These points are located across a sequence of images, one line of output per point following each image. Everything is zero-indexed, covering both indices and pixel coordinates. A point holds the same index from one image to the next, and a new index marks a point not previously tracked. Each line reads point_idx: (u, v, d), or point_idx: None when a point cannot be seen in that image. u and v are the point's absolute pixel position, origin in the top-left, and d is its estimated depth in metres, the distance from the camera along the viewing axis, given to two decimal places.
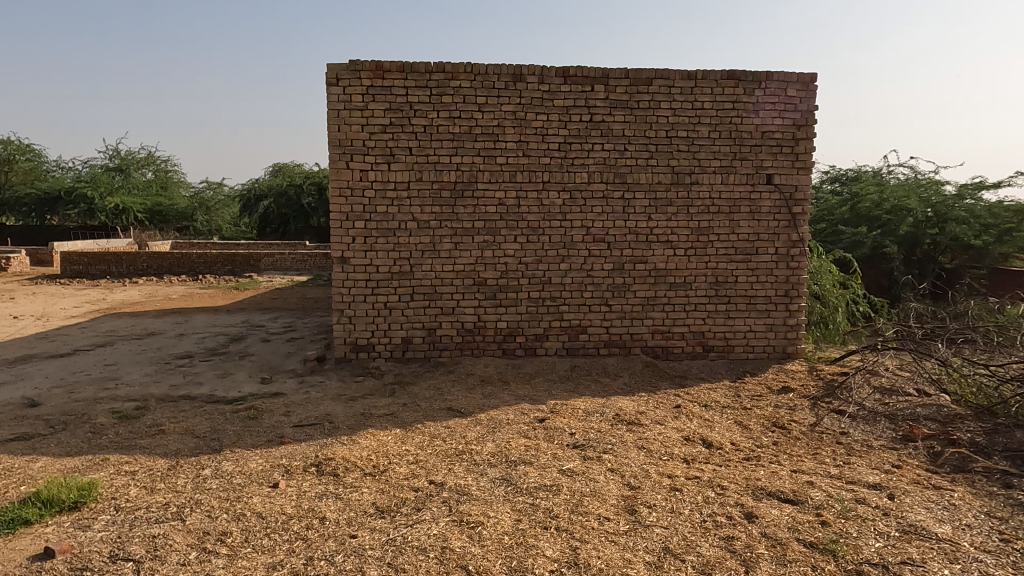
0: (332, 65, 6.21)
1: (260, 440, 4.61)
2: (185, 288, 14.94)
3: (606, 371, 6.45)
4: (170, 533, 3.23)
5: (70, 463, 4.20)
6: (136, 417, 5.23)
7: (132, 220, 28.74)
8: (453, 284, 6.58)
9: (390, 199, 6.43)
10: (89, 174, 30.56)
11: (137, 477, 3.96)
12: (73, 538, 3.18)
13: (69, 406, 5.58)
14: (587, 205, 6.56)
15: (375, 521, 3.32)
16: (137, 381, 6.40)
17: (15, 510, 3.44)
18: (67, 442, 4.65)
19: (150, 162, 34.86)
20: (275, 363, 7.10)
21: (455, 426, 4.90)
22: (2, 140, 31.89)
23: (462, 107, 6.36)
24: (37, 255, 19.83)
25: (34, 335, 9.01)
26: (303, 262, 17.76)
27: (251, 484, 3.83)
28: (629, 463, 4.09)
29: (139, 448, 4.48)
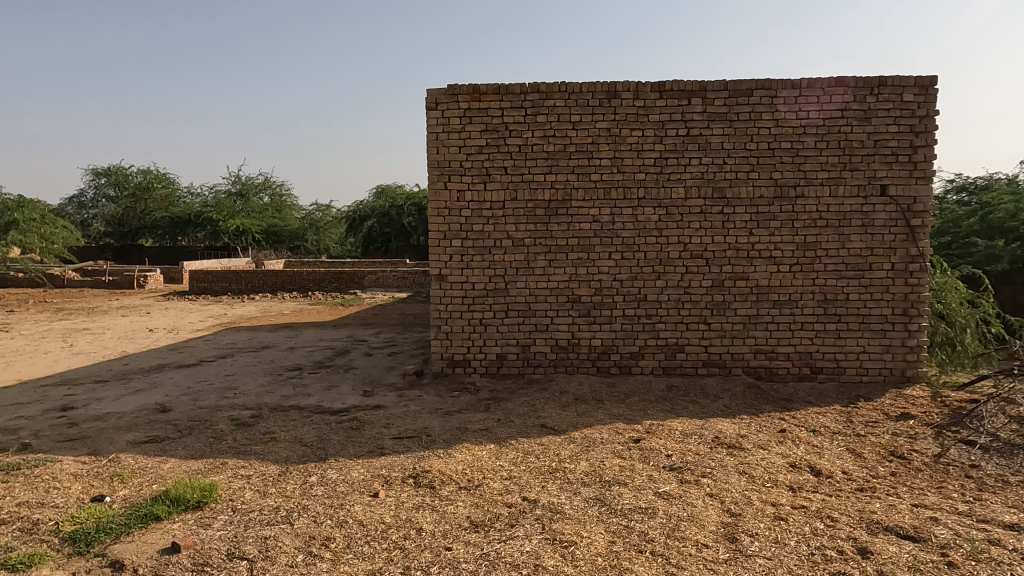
0: (432, 90, 6.48)
1: (363, 450, 4.82)
2: (297, 303, 15.89)
3: (705, 393, 6.23)
4: (280, 535, 3.43)
5: (195, 466, 4.57)
6: (252, 425, 5.60)
7: (251, 241, 30.99)
8: (548, 301, 6.61)
9: (487, 218, 6.57)
10: (215, 199, 33.39)
11: (252, 481, 4.24)
12: (196, 535, 3.45)
13: (195, 412, 6.06)
14: (684, 221, 6.42)
15: (469, 535, 3.37)
16: (253, 391, 6.86)
17: (148, 507, 3.78)
18: (192, 445, 5.05)
19: (267, 187, 37.60)
20: (377, 376, 7.40)
21: (549, 443, 4.90)
22: (143, 170, 35.74)
23: (557, 126, 6.43)
24: (169, 272, 21.84)
25: (166, 346, 9.89)
26: (404, 279, 18.43)
27: (354, 492, 4.01)
28: (729, 489, 3.93)
29: (254, 453, 4.81)
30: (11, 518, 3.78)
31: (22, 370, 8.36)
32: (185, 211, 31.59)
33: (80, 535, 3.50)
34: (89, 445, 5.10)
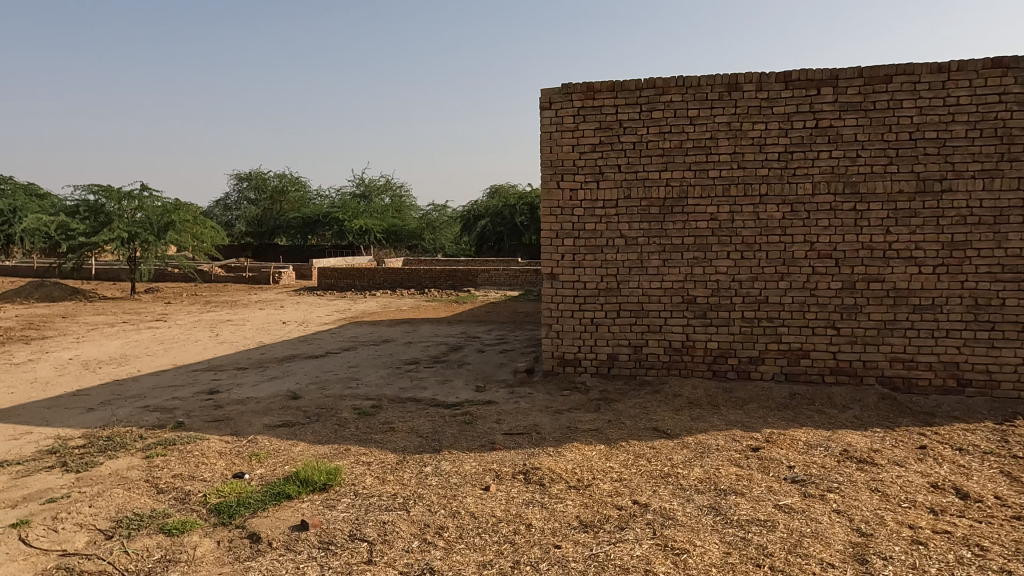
0: (546, 90, 6.53)
1: (475, 444, 4.94)
2: (415, 300, 16.58)
3: (833, 402, 5.82)
4: (397, 521, 3.59)
5: (322, 450, 4.89)
6: (372, 414, 5.90)
7: (372, 240, 32.67)
8: (662, 301, 6.45)
9: (599, 217, 6.52)
10: (341, 201, 35.53)
11: (372, 468, 4.48)
12: (322, 515, 3.70)
13: (322, 400, 6.48)
14: (811, 218, 6.04)
15: (578, 534, 3.36)
16: (373, 382, 7.23)
17: (280, 486, 4.10)
18: (319, 431, 5.41)
19: (388, 188, 39.51)
20: (489, 373, 7.56)
21: (661, 447, 4.78)
22: (279, 174, 38.76)
23: (673, 122, 6.26)
24: (301, 269, 23.51)
25: (297, 338, 10.66)
26: (516, 278, 18.70)
27: (466, 484, 4.12)
28: (859, 507, 3.65)
29: (374, 441, 5.07)
30: (167, 487, 4.24)
31: (177, 356, 9.33)
32: (314, 212, 33.87)
33: (224, 507, 3.86)
34: (231, 426, 5.60)
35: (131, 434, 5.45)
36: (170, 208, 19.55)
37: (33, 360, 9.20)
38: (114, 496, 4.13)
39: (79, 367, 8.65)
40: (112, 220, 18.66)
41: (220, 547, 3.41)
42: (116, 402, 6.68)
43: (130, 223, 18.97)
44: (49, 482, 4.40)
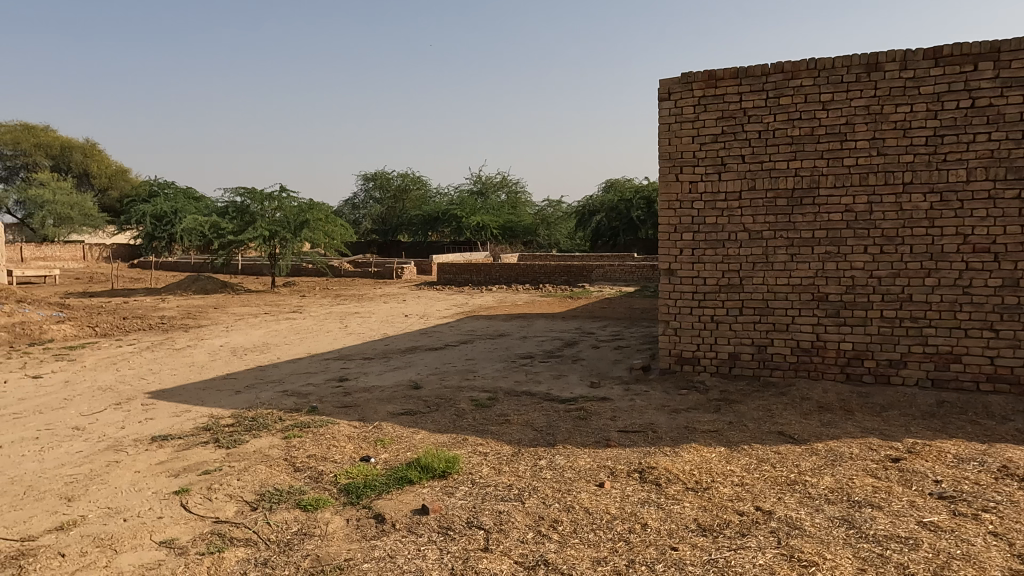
0: (665, 80, 6.37)
1: (590, 440, 4.93)
2: (530, 295, 16.76)
3: (989, 412, 5.22)
4: (513, 511, 3.66)
5: (441, 439, 5.08)
6: (489, 406, 6.05)
7: (489, 236, 33.35)
8: (789, 298, 6.09)
9: (720, 210, 6.27)
10: (459, 198, 36.58)
11: (488, 458, 4.59)
12: (442, 501, 3.84)
13: (441, 390, 6.72)
14: (965, 208, 5.46)
15: (696, 538, 3.26)
16: (490, 375, 7.40)
17: (403, 471, 4.31)
18: (439, 420, 5.62)
19: (504, 185, 40.19)
20: (604, 369, 7.49)
21: (787, 452, 4.53)
22: (402, 173, 40.57)
23: (803, 107, 5.89)
24: (421, 265, 24.50)
25: (418, 330, 11.13)
26: (632, 273, 18.40)
27: (581, 480, 4.12)
28: (1021, 530, 3.26)
29: (491, 432, 5.20)
30: (303, 466, 4.58)
31: (311, 345, 10.04)
32: (434, 210, 35.12)
33: (353, 488, 4.11)
34: (359, 413, 5.95)
35: (272, 416, 5.94)
36: (305, 207, 21.03)
37: (191, 346, 10.26)
38: (258, 471, 4.52)
39: (228, 353, 9.55)
40: (256, 219, 20.37)
41: (349, 525, 3.63)
42: (259, 386, 7.31)
43: (271, 222, 20.62)
44: (204, 455, 4.90)
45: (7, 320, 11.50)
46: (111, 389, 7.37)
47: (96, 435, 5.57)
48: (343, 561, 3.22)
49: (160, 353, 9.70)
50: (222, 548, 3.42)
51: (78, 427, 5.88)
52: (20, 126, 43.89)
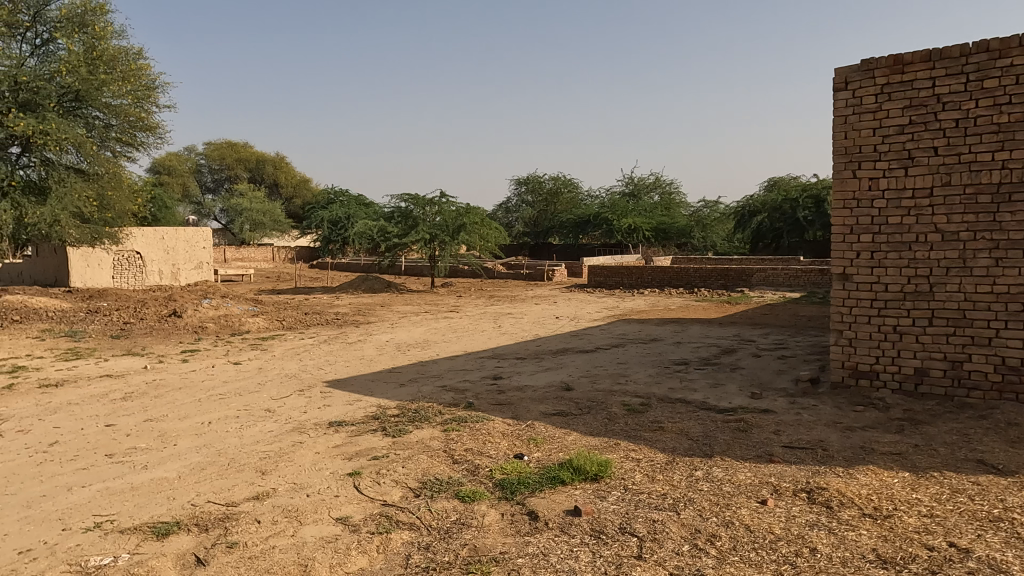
0: (841, 69, 5.90)
1: (750, 454, 4.66)
2: (684, 300, 16.21)
3: None
4: (667, 521, 3.57)
5: (592, 442, 5.07)
6: (642, 412, 5.94)
7: (641, 238, 32.76)
8: (992, 308, 5.33)
9: (906, 208, 5.66)
10: (611, 200, 36.33)
11: (641, 465, 4.51)
12: (594, 505, 3.83)
13: (593, 393, 6.71)
14: None
15: (874, 570, 2.96)
16: (643, 381, 7.26)
17: (555, 471, 4.36)
18: (590, 423, 5.62)
19: (657, 186, 39.33)
20: (766, 379, 7.05)
21: (989, 484, 3.97)
22: (554, 177, 41.17)
23: (1014, 90, 5.15)
24: (572, 267, 24.67)
25: (569, 332, 11.21)
26: (796, 278, 17.19)
27: (740, 495, 3.91)
28: None
29: (643, 439, 5.10)
30: (461, 459, 4.80)
31: (467, 343, 10.48)
32: (585, 213, 35.19)
33: (507, 483, 4.23)
34: (513, 411, 6.11)
35: (432, 409, 6.28)
36: (462, 211, 22.04)
37: (361, 341, 11.16)
38: (420, 460, 4.81)
39: (393, 348, 10.26)
40: (418, 223, 21.70)
41: (503, 518, 3.75)
42: (421, 380, 7.78)
43: (432, 225, 21.84)
44: (374, 442, 5.30)
45: (213, 313, 13.23)
46: (296, 377, 8.22)
47: (283, 417, 6.24)
48: (498, 553, 3.33)
49: (336, 346, 10.66)
50: (389, 529, 3.69)
51: (270, 409, 6.63)
52: (225, 143, 50.52)
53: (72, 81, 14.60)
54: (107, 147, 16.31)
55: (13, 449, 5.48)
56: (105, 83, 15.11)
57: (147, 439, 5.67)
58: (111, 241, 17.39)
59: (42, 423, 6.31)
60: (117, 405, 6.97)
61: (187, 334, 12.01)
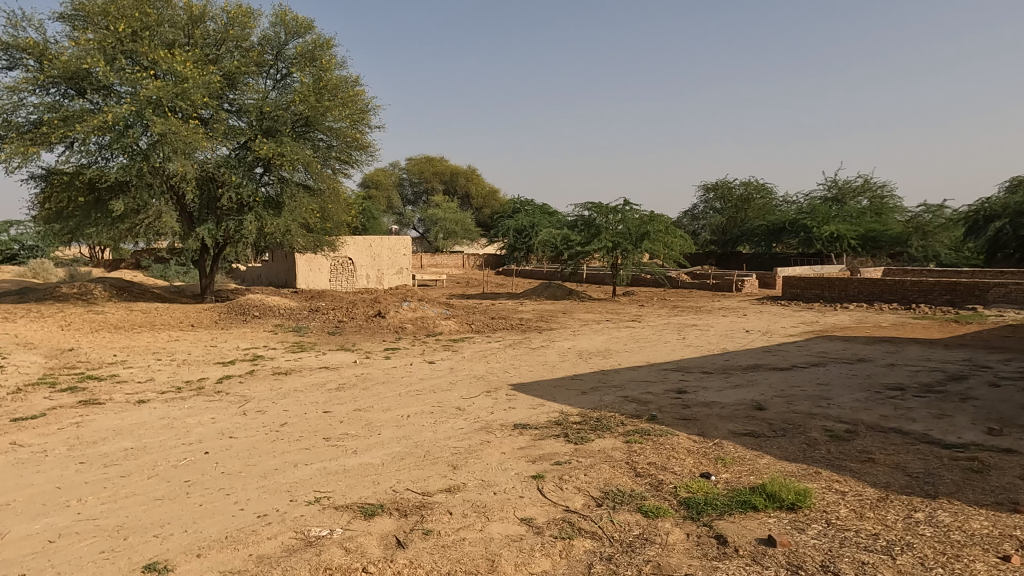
0: None
1: (987, 499, 4.00)
2: (898, 316, 14.41)
3: None
4: (879, 565, 3.18)
5: (789, 468, 4.69)
6: (847, 439, 5.37)
7: (845, 247, 29.70)
8: None
9: None
10: (810, 205, 33.47)
11: (847, 498, 4.07)
12: (791, 536, 3.54)
13: (788, 415, 6.20)
14: None
15: None
16: (848, 405, 6.56)
17: (746, 495, 4.10)
18: (786, 447, 5.20)
19: (866, 189, 35.51)
20: (1009, 414, 6.00)
21: None
22: (746, 182, 39.00)
23: None
24: (764, 279, 23.13)
25: (760, 348, 10.50)
26: None
27: (974, 546, 3.37)
28: None
29: (849, 470, 4.61)
30: (644, 472, 4.70)
31: (650, 354, 10.26)
32: (780, 219, 32.78)
33: (693, 503, 4.06)
34: (698, 427, 5.86)
35: (615, 419, 6.23)
36: (646, 219, 21.69)
37: (544, 346, 11.43)
38: (602, 470, 4.79)
39: (575, 355, 10.37)
40: (601, 231, 21.76)
41: (689, 539, 3.60)
42: (603, 389, 7.76)
43: (615, 233, 21.78)
44: (557, 447, 5.39)
45: (412, 314, 14.38)
46: (483, 378, 8.64)
47: (472, 416, 6.59)
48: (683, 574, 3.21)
49: (520, 350, 11.03)
50: (571, 535, 3.72)
51: (460, 407, 7.04)
52: (424, 158, 54.87)
53: (303, 109, 16.74)
54: (328, 165, 18.48)
55: (254, 426, 6.40)
56: (329, 109, 17.07)
57: (356, 427, 6.32)
58: (329, 247, 19.74)
59: (275, 406, 7.31)
60: (333, 394, 7.85)
61: (389, 334, 13.18)
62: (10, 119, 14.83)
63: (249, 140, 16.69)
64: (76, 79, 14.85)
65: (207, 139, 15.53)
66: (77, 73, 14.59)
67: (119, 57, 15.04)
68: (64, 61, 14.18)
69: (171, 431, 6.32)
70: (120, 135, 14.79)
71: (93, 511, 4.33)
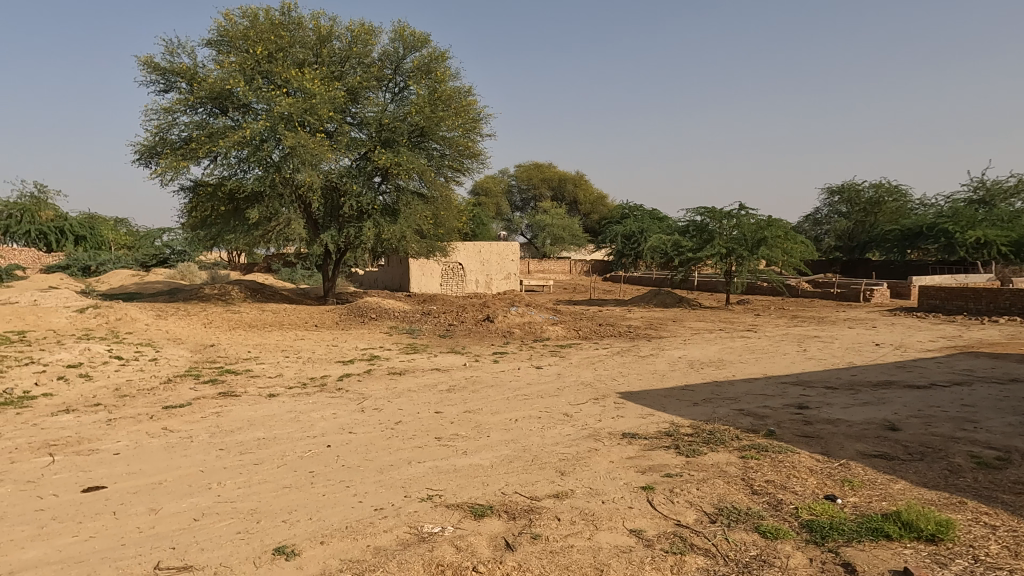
0: None
1: None
2: None
3: None
4: None
5: (928, 496, 4.29)
6: (998, 468, 4.83)
7: (994, 254, 26.67)
8: None
9: None
10: (952, 208, 30.53)
11: (998, 534, 3.67)
12: (931, 571, 3.23)
13: (926, 438, 5.68)
14: None
15: None
16: (999, 430, 5.91)
17: (878, 522, 3.80)
18: (925, 472, 4.76)
19: (1021, 190, 31.90)
20: None
21: None
22: (876, 184, 36.28)
23: None
24: (897, 288, 21.36)
25: (893, 363, 9.69)
26: None
27: None
28: None
29: (1001, 502, 4.14)
30: (762, 490, 4.47)
31: (767, 366, 9.76)
32: (916, 223, 30.13)
33: (817, 526, 3.82)
34: (822, 446, 5.50)
35: (729, 433, 5.98)
36: (763, 224, 20.70)
37: (654, 355, 11.18)
38: (716, 485, 4.61)
39: (686, 364, 10.06)
40: (714, 237, 21.00)
41: (812, 565, 3.38)
42: (715, 401, 7.47)
43: (729, 239, 20.96)
44: (667, 459, 5.25)
45: (519, 319, 14.56)
46: (591, 385, 8.57)
47: (580, 423, 6.56)
48: None
49: (628, 358, 10.85)
50: (683, 551, 3.61)
51: (567, 413, 7.03)
52: (532, 165, 55.49)
53: (419, 120, 17.41)
54: (442, 173, 19.11)
55: (371, 423, 6.74)
56: (443, 119, 17.65)
57: (466, 428, 6.48)
58: (441, 253, 20.43)
59: (390, 404, 7.65)
60: (444, 396, 8.10)
61: (497, 338, 13.42)
62: (165, 137, 16.53)
63: (369, 151, 17.60)
64: (220, 98, 16.32)
65: (332, 151, 16.54)
66: (221, 93, 16.04)
67: (257, 77, 16.40)
68: (210, 83, 15.63)
69: (298, 424, 6.77)
70: (257, 149, 16.09)
71: (230, 494, 4.72)
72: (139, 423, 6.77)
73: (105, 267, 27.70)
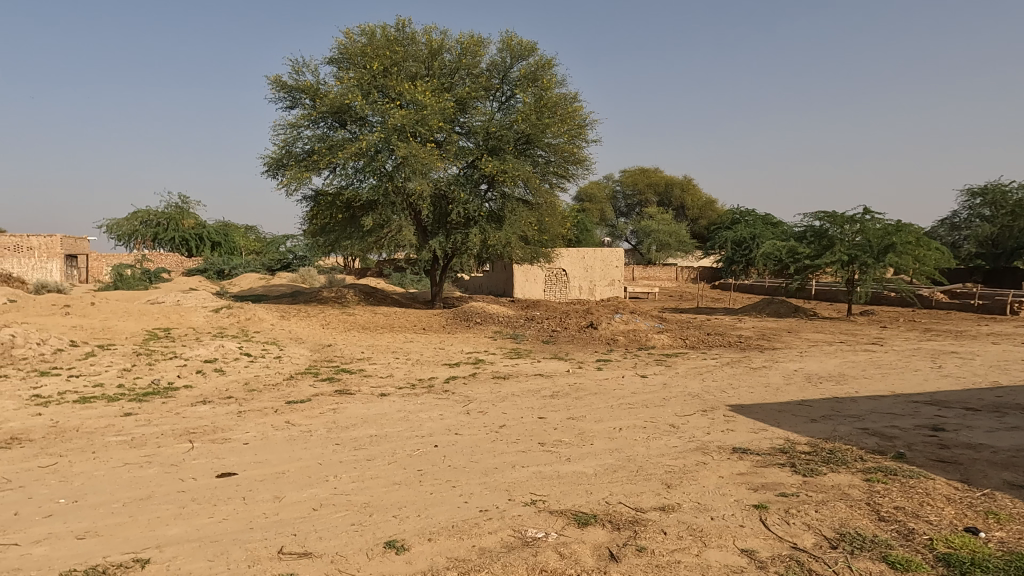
0: None
1: None
2: None
3: None
4: None
5: None
6: None
7: None
8: None
9: None
10: None
11: None
12: None
13: None
14: None
15: None
16: None
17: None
18: None
19: None
20: None
21: None
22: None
23: None
24: None
25: None
26: None
27: None
28: None
29: None
30: (890, 517, 4.13)
31: (896, 383, 9.02)
32: None
33: (955, 561, 3.48)
34: (962, 473, 5.00)
35: (852, 453, 5.58)
36: (891, 230, 19.21)
37: (767, 367, 10.65)
38: (837, 509, 4.32)
39: (802, 378, 9.50)
40: (834, 243, 19.71)
41: None
42: (836, 418, 7.00)
43: (851, 245, 19.61)
44: (782, 478, 4.98)
45: (624, 327, 14.34)
46: (699, 396, 8.29)
47: (687, 435, 6.35)
48: None
49: (739, 370, 10.40)
50: None
51: (674, 424, 6.84)
52: (638, 170, 54.65)
53: (525, 128, 17.63)
54: (547, 179, 19.25)
55: (476, 425, 6.88)
56: (548, 126, 17.79)
57: (570, 435, 6.46)
58: (545, 259, 20.57)
59: (494, 408, 7.77)
60: (547, 401, 8.12)
61: (601, 345, 13.28)
62: (291, 150, 17.73)
63: (476, 159, 18.02)
64: (340, 113, 17.29)
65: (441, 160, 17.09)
66: (340, 107, 17.00)
67: (373, 91, 17.27)
68: (331, 98, 16.61)
69: (407, 423, 7.04)
70: (372, 159, 16.93)
71: (345, 487, 4.98)
72: (265, 416, 7.30)
73: (237, 270, 30.09)
